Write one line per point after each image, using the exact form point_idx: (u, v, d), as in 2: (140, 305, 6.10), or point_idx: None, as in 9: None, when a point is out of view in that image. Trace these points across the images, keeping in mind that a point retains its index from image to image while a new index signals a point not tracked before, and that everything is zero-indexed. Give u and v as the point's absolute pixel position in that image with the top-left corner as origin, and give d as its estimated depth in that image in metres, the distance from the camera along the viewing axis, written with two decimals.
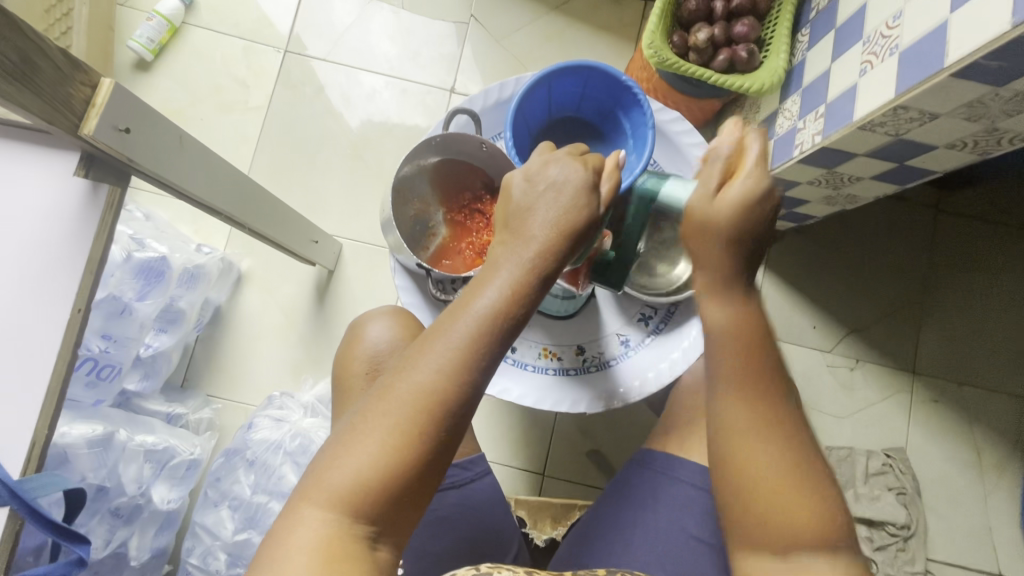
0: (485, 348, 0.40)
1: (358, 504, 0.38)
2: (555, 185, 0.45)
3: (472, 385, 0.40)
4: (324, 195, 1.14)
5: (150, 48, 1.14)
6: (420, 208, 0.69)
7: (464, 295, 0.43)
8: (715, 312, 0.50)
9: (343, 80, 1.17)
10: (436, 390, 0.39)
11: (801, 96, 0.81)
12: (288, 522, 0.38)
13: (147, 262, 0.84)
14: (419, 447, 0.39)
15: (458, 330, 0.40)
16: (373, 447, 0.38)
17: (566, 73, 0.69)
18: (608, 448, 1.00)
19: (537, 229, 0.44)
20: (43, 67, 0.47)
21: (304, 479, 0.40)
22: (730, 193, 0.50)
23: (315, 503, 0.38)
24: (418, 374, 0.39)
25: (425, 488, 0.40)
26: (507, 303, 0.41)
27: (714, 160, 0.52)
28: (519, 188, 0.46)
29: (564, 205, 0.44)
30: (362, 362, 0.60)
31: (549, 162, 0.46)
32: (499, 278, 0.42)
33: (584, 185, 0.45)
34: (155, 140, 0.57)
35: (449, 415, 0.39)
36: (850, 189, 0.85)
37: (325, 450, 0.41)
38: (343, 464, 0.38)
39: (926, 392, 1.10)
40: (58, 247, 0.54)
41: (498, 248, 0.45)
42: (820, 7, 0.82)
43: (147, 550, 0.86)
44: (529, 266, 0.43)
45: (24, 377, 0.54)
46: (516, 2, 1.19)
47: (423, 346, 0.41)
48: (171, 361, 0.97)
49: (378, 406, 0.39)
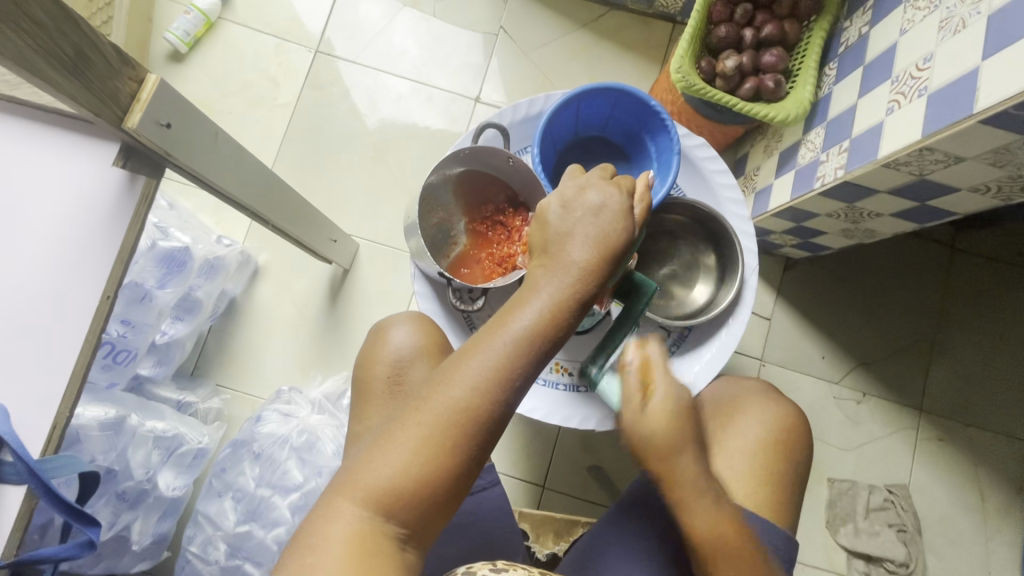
0: (520, 367, 0.40)
1: (390, 506, 0.38)
2: (594, 210, 0.45)
3: (505, 403, 0.40)
4: (344, 195, 1.15)
5: (185, 40, 1.16)
6: (444, 217, 0.70)
7: (501, 313, 0.42)
8: (695, 519, 0.51)
9: (370, 83, 1.19)
10: (470, 405, 0.39)
11: (825, 129, 0.82)
12: (322, 518, 0.39)
13: (170, 252, 0.86)
14: (451, 458, 0.39)
15: (495, 348, 0.40)
16: (407, 453, 0.38)
17: (596, 94, 0.69)
18: (609, 465, 1.00)
19: (577, 253, 0.43)
20: (95, 62, 0.48)
21: (339, 476, 0.40)
22: (663, 409, 0.49)
23: (351, 499, 0.38)
24: (454, 389, 0.39)
25: (455, 498, 0.40)
26: (545, 326, 0.41)
27: (628, 375, 0.50)
28: (556, 215, 0.45)
29: (604, 230, 0.44)
30: (384, 366, 0.59)
31: (585, 189, 0.46)
32: (539, 299, 0.42)
33: (623, 211, 0.45)
34: (191, 135, 0.58)
35: (483, 429, 0.39)
36: (869, 224, 0.85)
37: (359, 452, 0.41)
38: (377, 467, 0.39)
39: (933, 429, 1.10)
40: (90, 234, 0.55)
41: (538, 267, 0.44)
42: (849, 42, 0.82)
43: (149, 536, 0.86)
44: (570, 289, 0.42)
45: (44, 359, 0.54)
46: (545, 17, 1.21)
47: (460, 359, 0.41)
48: (185, 349, 0.98)
49: (413, 416, 0.39)
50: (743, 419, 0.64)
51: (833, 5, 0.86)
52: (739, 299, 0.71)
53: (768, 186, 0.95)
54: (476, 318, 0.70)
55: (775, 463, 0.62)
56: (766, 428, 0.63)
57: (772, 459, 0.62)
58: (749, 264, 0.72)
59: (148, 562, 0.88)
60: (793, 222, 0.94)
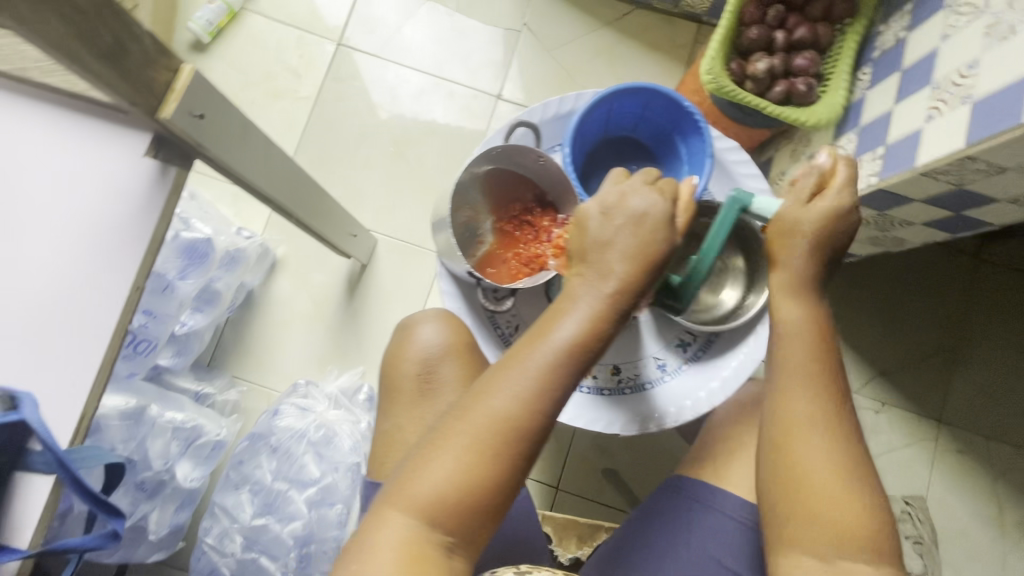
0: (562, 377, 0.40)
1: (435, 517, 0.38)
2: (635, 218, 0.44)
3: (548, 413, 0.40)
4: (364, 189, 1.15)
5: (208, 30, 1.16)
6: (470, 215, 0.68)
7: (541, 324, 0.42)
8: (787, 314, 0.55)
9: (391, 77, 1.18)
10: (511, 416, 0.39)
11: (858, 135, 0.81)
12: (368, 530, 0.39)
13: (192, 242, 0.86)
14: (496, 467, 0.39)
15: (535, 359, 0.40)
16: (452, 462, 0.38)
17: (628, 94, 0.68)
18: (623, 468, 1.00)
19: (617, 264, 0.42)
20: (132, 50, 0.47)
21: (385, 487, 0.40)
22: (820, 207, 0.55)
23: (397, 509, 0.39)
24: (496, 400, 0.39)
25: (498, 509, 0.40)
26: (585, 337, 0.41)
27: (807, 177, 0.56)
28: (596, 222, 0.44)
29: (644, 237, 0.43)
30: (412, 364, 0.59)
31: (627, 195, 0.44)
32: (579, 309, 0.41)
33: (666, 217, 0.44)
34: (222, 126, 0.58)
35: (525, 439, 0.39)
36: (898, 232, 0.84)
37: (402, 465, 0.41)
38: (422, 478, 0.38)
39: (952, 441, 1.08)
40: (120, 225, 0.54)
41: (576, 277, 0.43)
42: (885, 46, 0.81)
43: (165, 526, 0.86)
44: (610, 299, 0.42)
45: (70, 350, 0.53)
46: (570, 14, 1.20)
47: (501, 371, 0.40)
48: (203, 341, 0.98)
49: (454, 427, 0.39)
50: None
51: (869, 9, 0.84)
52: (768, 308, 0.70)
53: None
54: (501, 319, 0.70)
55: None
56: None
57: None
58: None
59: (163, 552, 0.88)
60: None
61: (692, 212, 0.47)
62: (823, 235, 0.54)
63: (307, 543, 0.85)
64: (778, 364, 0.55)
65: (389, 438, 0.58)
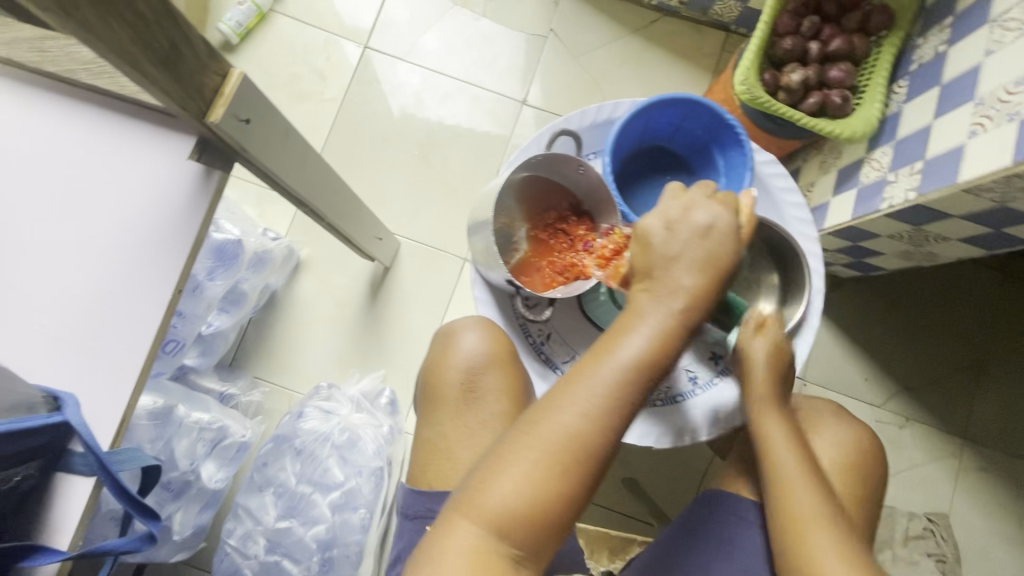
0: (627, 395, 0.45)
1: (505, 524, 0.44)
2: (699, 230, 0.48)
3: (612, 429, 0.45)
4: (387, 192, 1.15)
5: (238, 31, 1.17)
6: (506, 222, 0.66)
7: (607, 341, 0.47)
8: (770, 429, 0.59)
9: (417, 80, 1.18)
10: (579, 432, 0.44)
11: (893, 148, 0.80)
12: (445, 531, 0.45)
13: (222, 243, 0.87)
14: (565, 477, 0.44)
15: (602, 377, 0.45)
16: (524, 472, 0.44)
17: (668, 105, 0.69)
18: (644, 477, 0.97)
19: (683, 279, 0.47)
20: (186, 55, 0.47)
21: (459, 492, 0.46)
22: (766, 341, 0.61)
23: (470, 517, 0.44)
24: (564, 417, 0.44)
25: (566, 517, 0.45)
26: (652, 354, 0.45)
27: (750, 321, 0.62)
28: (661, 237, 0.48)
29: (709, 251, 0.48)
30: (456, 373, 0.65)
31: (690, 209, 0.49)
32: (646, 326, 0.46)
33: (731, 230, 0.48)
34: (265, 131, 0.58)
35: (593, 452, 0.44)
36: (931, 247, 0.83)
37: (475, 471, 0.46)
38: (495, 488, 0.44)
39: (975, 459, 1.07)
40: (165, 228, 0.54)
41: (642, 292, 0.48)
42: (923, 59, 0.80)
43: (189, 526, 0.86)
44: (676, 316, 0.46)
45: (112, 352, 0.53)
46: (596, 21, 1.20)
47: (570, 387, 0.45)
48: (227, 341, 0.98)
49: (526, 439, 0.45)
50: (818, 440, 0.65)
51: (906, 22, 0.84)
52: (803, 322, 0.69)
53: (824, 204, 0.94)
54: (532, 327, 0.70)
55: (851, 485, 0.63)
56: (841, 450, 0.64)
57: (850, 482, 0.63)
58: (816, 285, 0.70)
59: (186, 552, 0.88)
60: (849, 241, 0.92)
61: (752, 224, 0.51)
62: (779, 368, 0.60)
63: (330, 547, 0.86)
64: (773, 476, 0.58)
65: (433, 445, 0.64)
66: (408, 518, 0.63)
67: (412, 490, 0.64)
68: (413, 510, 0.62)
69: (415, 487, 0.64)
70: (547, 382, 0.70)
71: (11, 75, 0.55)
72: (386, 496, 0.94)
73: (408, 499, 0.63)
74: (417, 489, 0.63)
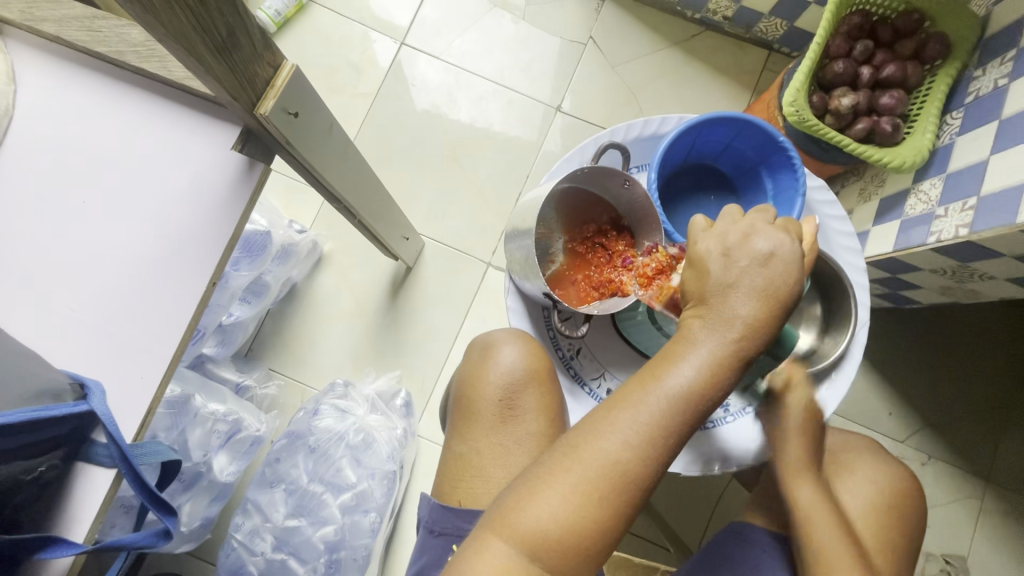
0: (673, 425, 0.43)
1: (536, 548, 0.41)
2: (760, 258, 0.45)
3: (655, 460, 0.43)
4: (415, 190, 1.13)
5: (276, 20, 1.15)
6: (545, 233, 0.65)
7: (654, 368, 0.45)
8: (800, 491, 0.59)
9: (452, 80, 1.17)
10: (620, 460, 0.42)
11: (943, 181, 0.78)
12: (474, 552, 0.42)
13: (251, 236, 0.85)
14: (601, 507, 0.42)
15: (648, 404, 0.43)
16: (560, 497, 0.42)
17: (719, 123, 0.67)
18: (657, 497, 0.94)
19: (739, 309, 0.44)
20: (243, 45, 0.46)
21: (490, 512, 0.44)
22: (795, 401, 0.63)
23: (501, 539, 0.42)
24: (606, 444, 0.42)
25: (599, 549, 0.42)
26: (702, 384, 0.43)
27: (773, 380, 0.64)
28: (716, 264, 0.46)
29: (770, 279, 0.45)
30: (494, 388, 0.63)
31: (751, 234, 0.46)
32: (696, 355, 0.44)
33: (794, 258, 0.46)
34: (311, 125, 0.57)
35: (634, 483, 0.42)
36: (975, 285, 0.81)
37: (509, 492, 0.44)
38: (527, 512, 0.42)
39: (997, 503, 1.02)
40: (204, 218, 0.53)
41: (694, 318, 0.46)
42: (979, 92, 0.78)
43: (197, 518, 0.84)
44: (730, 346, 0.44)
45: (144, 342, 0.52)
46: (637, 32, 1.18)
47: (612, 413, 0.44)
48: (246, 332, 0.97)
49: (564, 463, 0.43)
50: (851, 477, 0.63)
51: (963, 52, 0.81)
52: (845, 355, 0.67)
53: (864, 233, 0.91)
54: (562, 341, 0.69)
55: (888, 531, 0.60)
56: (876, 491, 0.62)
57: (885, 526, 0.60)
58: (861, 318, 0.68)
59: (191, 544, 0.86)
60: (887, 273, 0.89)
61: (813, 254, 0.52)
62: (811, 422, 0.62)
63: (338, 549, 0.84)
64: (805, 539, 0.57)
65: (465, 459, 0.62)
66: (433, 533, 0.61)
67: (437, 504, 0.62)
68: (439, 525, 0.61)
69: (443, 502, 0.62)
70: (575, 398, 0.69)
71: (58, 55, 0.54)
72: (397, 499, 0.93)
73: (435, 513, 0.62)
74: (445, 504, 0.62)
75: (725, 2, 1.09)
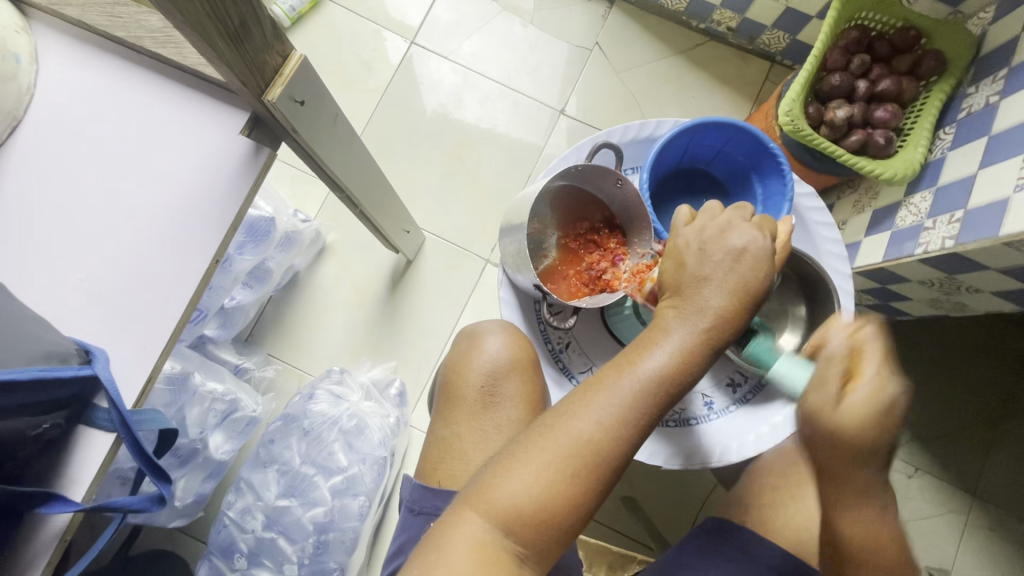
0: (646, 408, 0.45)
1: (511, 522, 0.43)
2: (734, 253, 0.47)
3: (627, 441, 0.44)
4: (419, 185, 1.16)
5: (290, 15, 1.18)
6: (538, 228, 0.67)
7: (631, 352, 0.47)
8: (850, 482, 0.53)
9: (459, 80, 1.20)
10: (593, 439, 0.44)
11: (933, 194, 0.79)
12: (450, 523, 0.44)
13: (255, 221, 0.88)
14: (574, 485, 0.43)
15: (623, 386, 0.45)
16: (534, 473, 0.43)
17: (712, 128, 0.69)
18: (642, 496, 0.95)
19: (713, 300, 0.46)
20: (254, 34, 0.48)
21: (468, 488, 0.46)
22: (859, 397, 0.50)
23: (477, 514, 0.44)
24: (580, 424, 0.44)
25: (571, 524, 0.44)
26: (675, 369, 0.45)
27: (831, 363, 0.53)
28: (695, 259, 0.48)
29: (745, 273, 0.47)
30: (477, 375, 0.65)
31: (729, 231, 0.48)
32: (670, 342, 0.46)
33: (766, 254, 0.48)
34: (316, 114, 0.59)
35: (605, 460, 0.44)
36: (962, 298, 0.82)
37: (487, 467, 0.46)
38: (503, 487, 0.44)
39: (982, 518, 1.03)
40: (211, 199, 0.56)
41: (670, 309, 0.48)
42: (972, 108, 0.79)
43: (191, 494, 0.87)
44: (703, 335, 0.46)
45: (147, 313, 0.54)
46: (643, 39, 1.21)
47: (587, 396, 0.46)
48: (247, 315, 0.99)
49: (539, 441, 0.45)
50: None
51: (958, 68, 0.83)
52: None
53: (856, 243, 0.93)
54: (552, 334, 0.71)
55: None
56: None
57: None
58: (843, 323, 0.70)
59: (185, 519, 0.89)
60: (878, 283, 0.91)
61: (786, 254, 0.53)
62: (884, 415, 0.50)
63: (326, 530, 0.86)
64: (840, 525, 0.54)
65: (447, 443, 0.64)
66: (413, 512, 0.63)
67: (420, 484, 0.64)
68: (418, 505, 0.63)
69: (422, 483, 0.64)
70: (561, 390, 0.71)
71: (81, 38, 0.57)
72: (386, 486, 0.95)
73: (416, 493, 0.63)
74: (425, 485, 0.63)
75: (729, 13, 1.12)
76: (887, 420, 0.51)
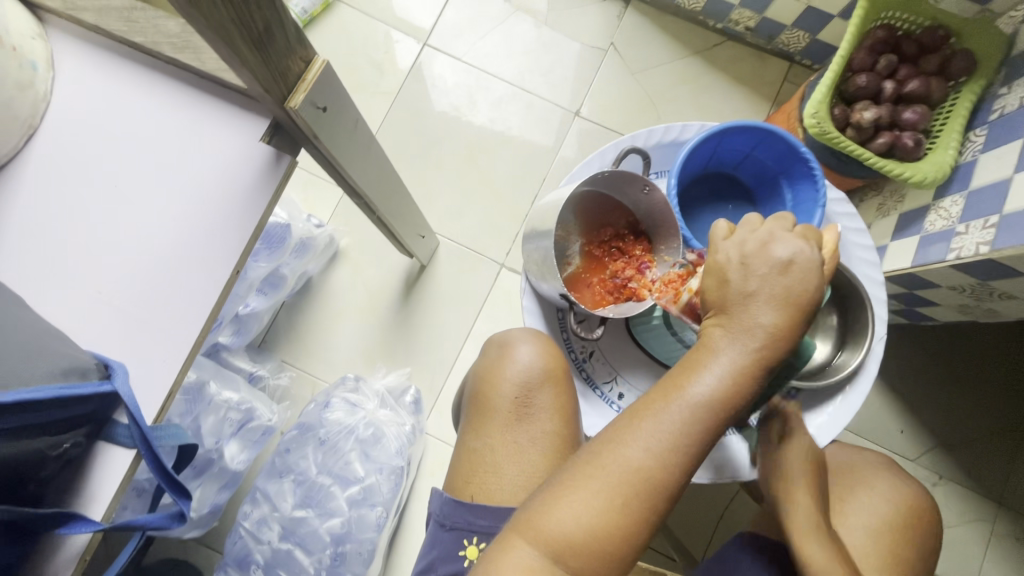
0: (698, 435, 0.43)
1: (562, 552, 0.42)
2: (780, 264, 0.45)
3: (679, 469, 0.43)
4: (433, 188, 1.14)
5: (302, 18, 1.16)
6: (562, 235, 0.65)
7: (678, 376, 0.45)
8: (810, 549, 0.58)
9: (473, 82, 1.18)
10: (645, 467, 0.42)
11: (965, 198, 0.77)
12: (499, 553, 0.43)
13: (271, 228, 0.87)
14: (628, 516, 0.42)
15: (673, 412, 0.43)
16: (586, 504, 0.42)
17: (741, 132, 0.67)
18: None
19: (762, 317, 0.44)
20: (278, 39, 0.47)
21: (517, 517, 0.45)
22: (793, 451, 0.63)
23: (529, 544, 0.42)
24: (631, 451, 0.43)
25: (625, 557, 0.42)
26: (725, 392, 0.44)
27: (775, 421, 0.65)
28: (737, 272, 0.47)
29: (790, 287, 0.45)
30: (510, 385, 0.64)
31: (771, 242, 0.47)
32: (718, 364, 0.44)
33: (813, 264, 0.46)
34: (337, 120, 0.58)
35: (658, 489, 0.42)
36: (994, 305, 0.80)
37: (535, 496, 0.45)
38: (555, 518, 0.42)
39: (1009, 528, 1.00)
40: (231, 208, 0.54)
41: (714, 326, 0.46)
42: (1005, 109, 0.77)
43: (207, 504, 0.86)
44: (754, 354, 0.44)
45: (168, 326, 0.53)
46: (658, 39, 1.19)
47: (636, 420, 0.44)
48: (261, 322, 0.98)
49: (589, 470, 0.43)
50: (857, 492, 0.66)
51: (988, 69, 0.81)
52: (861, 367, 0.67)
53: (883, 248, 0.91)
54: (576, 343, 0.70)
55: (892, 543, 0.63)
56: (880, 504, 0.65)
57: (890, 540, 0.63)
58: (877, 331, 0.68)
59: (200, 529, 0.87)
60: (906, 288, 0.89)
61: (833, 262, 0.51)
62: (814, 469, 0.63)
63: (343, 541, 0.85)
64: None
65: (477, 454, 0.63)
66: (444, 526, 0.61)
67: (450, 499, 0.62)
68: (450, 519, 0.61)
69: (454, 497, 0.62)
70: (586, 401, 0.69)
71: (96, 43, 0.56)
72: (403, 495, 0.94)
73: (447, 507, 0.62)
74: (457, 498, 0.62)
75: (748, 13, 1.10)
76: (815, 468, 0.63)
